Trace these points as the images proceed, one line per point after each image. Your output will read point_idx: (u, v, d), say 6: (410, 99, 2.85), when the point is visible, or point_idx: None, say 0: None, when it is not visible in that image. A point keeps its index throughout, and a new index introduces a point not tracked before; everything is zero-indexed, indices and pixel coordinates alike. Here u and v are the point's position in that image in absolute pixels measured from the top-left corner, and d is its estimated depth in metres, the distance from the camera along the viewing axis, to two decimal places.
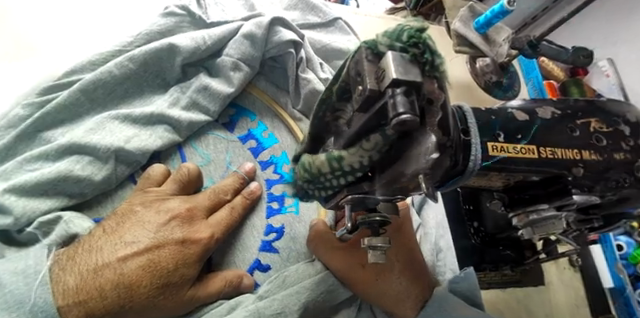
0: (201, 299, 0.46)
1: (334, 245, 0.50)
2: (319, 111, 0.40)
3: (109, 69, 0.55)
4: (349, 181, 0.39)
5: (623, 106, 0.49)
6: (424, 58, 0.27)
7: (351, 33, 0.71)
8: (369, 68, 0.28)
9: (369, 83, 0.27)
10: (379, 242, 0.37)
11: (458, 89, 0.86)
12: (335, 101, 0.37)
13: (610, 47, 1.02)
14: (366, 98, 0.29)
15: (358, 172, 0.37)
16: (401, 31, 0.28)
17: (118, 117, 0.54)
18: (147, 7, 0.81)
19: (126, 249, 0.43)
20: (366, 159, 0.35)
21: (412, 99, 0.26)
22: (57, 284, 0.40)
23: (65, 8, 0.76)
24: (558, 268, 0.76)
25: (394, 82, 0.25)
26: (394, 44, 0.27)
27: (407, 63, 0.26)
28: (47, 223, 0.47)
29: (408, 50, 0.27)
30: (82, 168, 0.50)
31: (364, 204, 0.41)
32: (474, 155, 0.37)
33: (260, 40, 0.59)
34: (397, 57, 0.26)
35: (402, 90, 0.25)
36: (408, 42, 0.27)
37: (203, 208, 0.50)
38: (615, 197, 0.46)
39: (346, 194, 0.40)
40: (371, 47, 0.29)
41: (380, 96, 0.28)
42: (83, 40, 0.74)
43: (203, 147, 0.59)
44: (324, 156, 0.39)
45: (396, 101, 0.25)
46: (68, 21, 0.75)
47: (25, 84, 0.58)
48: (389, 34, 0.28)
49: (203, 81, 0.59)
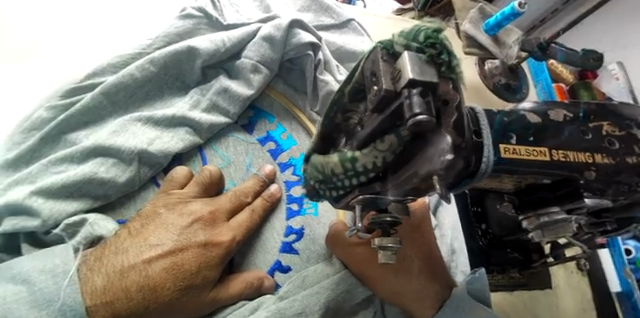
0: (222, 301, 0.47)
1: (352, 242, 0.50)
2: (329, 112, 0.40)
3: (131, 72, 0.55)
4: (361, 181, 0.38)
5: (636, 110, 0.49)
6: (441, 58, 0.27)
7: (365, 35, 0.72)
8: (385, 68, 0.28)
9: (385, 84, 0.27)
10: (389, 243, 0.37)
11: (469, 90, 0.85)
12: (347, 101, 0.37)
13: (620, 51, 1.02)
14: (380, 98, 0.28)
15: (371, 172, 0.37)
16: (418, 32, 0.28)
17: (141, 119, 0.55)
18: (158, 15, 0.84)
19: (151, 251, 0.44)
20: (380, 160, 0.35)
21: (428, 100, 0.26)
22: (85, 284, 0.40)
23: (82, 20, 0.80)
24: (565, 272, 0.76)
25: (410, 83, 0.25)
26: (410, 44, 0.27)
27: (423, 63, 0.26)
28: (73, 225, 0.48)
29: (425, 50, 0.27)
30: (106, 170, 0.51)
31: (375, 204, 0.40)
32: (486, 156, 0.36)
33: (280, 42, 0.59)
34: (413, 57, 0.26)
35: (418, 90, 0.26)
36: (425, 42, 0.27)
37: (224, 210, 0.50)
38: (626, 201, 0.46)
39: (358, 193, 0.40)
40: (387, 47, 0.29)
41: (396, 96, 0.28)
42: (99, 45, 0.78)
43: (223, 149, 0.59)
44: (337, 156, 0.39)
45: (413, 101, 0.25)
46: (83, 23, 0.80)
47: (50, 88, 0.59)
48: (405, 35, 0.28)
49: (223, 84, 0.59)
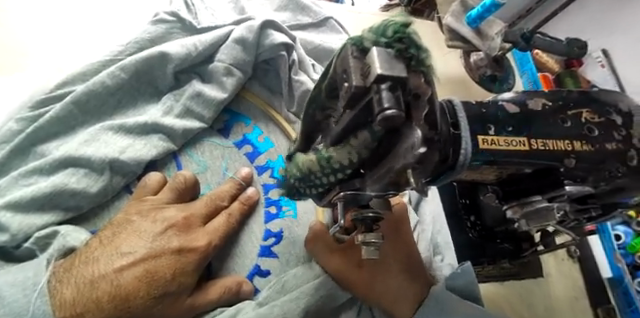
0: (201, 306, 0.47)
1: (332, 248, 0.51)
2: (308, 108, 0.39)
3: (101, 79, 0.57)
4: (339, 178, 0.38)
5: (615, 96, 0.49)
6: (409, 52, 0.26)
7: (343, 32, 0.73)
8: (355, 65, 0.26)
9: (354, 80, 0.26)
10: (373, 238, 0.37)
11: (452, 84, 0.86)
12: (325, 98, 0.36)
13: (603, 39, 0.99)
14: (352, 95, 0.27)
15: (348, 169, 0.36)
16: (386, 27, 0.27)
17: (112, 128, 0.56)
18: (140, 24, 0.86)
19: (122, 259, 0.43)
20: (355, 156, 0.33)
21: (397, 95, 0.24)
22: (55, 297, 0.40)
23: (64, 29, 0.82)
24: (556, 260, 0.77)
25: (379, 78, 0.23)
26: (378, 40, 0.26)
27: (392, 58, 0.25)
28: (44, 237, 0.49)
29: (393, 45, 0.25)
30: (76, 181, 0.52)
31: (356, 201, 0.40)
32: (463, 148, 0.37)
33: (252, 44, 0.62)
34: (381, 53, 0.24)
35: (387, 85, 0.24)
36: (393, 37, 0.26)
37: (199, 215, 0.51)
38: (607, 187, 0.46)
39: (339, 191, 0.39)
40: (357, 43, 0.28)
41: (366, 92, 0.26)
42: (88, 49, 0.80)
43: (199, 154, 0.61)
44: (315, 155, 0.38)
45: (381, 96, 0.23)
46: (69, 31, 0.82)
47: (15, 95, 0.58)
48: (374, 30, 0.27)
49: (196, 88, 0.61)
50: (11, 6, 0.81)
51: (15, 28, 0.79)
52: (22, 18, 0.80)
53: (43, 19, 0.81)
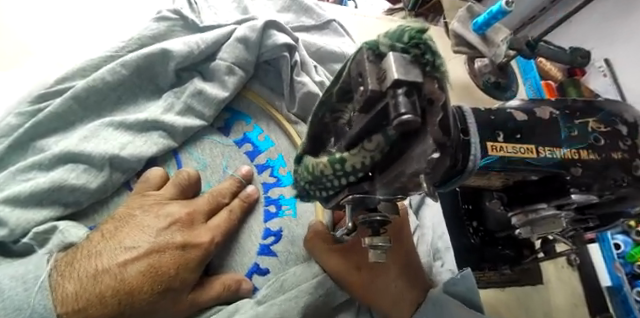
0: (203, 303, 0.47)
1: (330, 248, 0.50)
2: (317, 112, 0.39)
3: (102, 75, 0.56)
4: (350, 181, 0.37)
5: (620, 106, 0.49)
6: (425, 58, 0.25)
7: (346, 35, 0.73)
8: (370, 69, 0.26)
9: (370, 84, 0.25)
10: (380, 242, 0.36)
11: (458, 89, 0.86)
12: (335, 101, 0.36)
13: (606, 48, 0.99)
14: (367, 98, 0.26)
15: (359, 172, 0.36)
16: (402, 32, 0.26)
17: (112, 124, 0.56)
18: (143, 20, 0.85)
19: (125, 254, 0.43)
20: (369, 160, 0.34)
21: (414, 100, 0.24)
22: (56, 291, 0.39)
23: (67, 28, 0.81)
24: (556, 268, 0.76)
25: (395, 83, 0.23)
26: (394, 45, 0.25)
27: (408, 63, 0.24)
28: (43, 233, 0.48)
29: (409, 50, 0.25)
30: (76, 177, 0.51)
31: (364, 204, 0.39)
32: (473, 154, 0.36)
33: (254, 43, 0.61)
34: (398, 58, 0.24)
35: (404, 90, 0.23)
36: (409, 42, 0.25)
37: (202, 212, 0.51)
38: (612, 196, 0.45)
39: (348, 193, 0.38)
40: (372, 48, 0.27)
41: (382, 96, 0.25)
42: (93, 45, 0.79)
43: (199, 152, 0.60)
44: (327, 157, 0.38)
45: (398, 101, 0.23)
46: (72, 29, 0.81)
47: (13, 91, 0.58)
48: (390, 35, 0.26)
49: (197, 86, 0.60)
50: (12, 8, 0.80)
51: (15, 29, 0.78)
52: (22, 19, 0.79)
53: (44, 18, 0.80)
